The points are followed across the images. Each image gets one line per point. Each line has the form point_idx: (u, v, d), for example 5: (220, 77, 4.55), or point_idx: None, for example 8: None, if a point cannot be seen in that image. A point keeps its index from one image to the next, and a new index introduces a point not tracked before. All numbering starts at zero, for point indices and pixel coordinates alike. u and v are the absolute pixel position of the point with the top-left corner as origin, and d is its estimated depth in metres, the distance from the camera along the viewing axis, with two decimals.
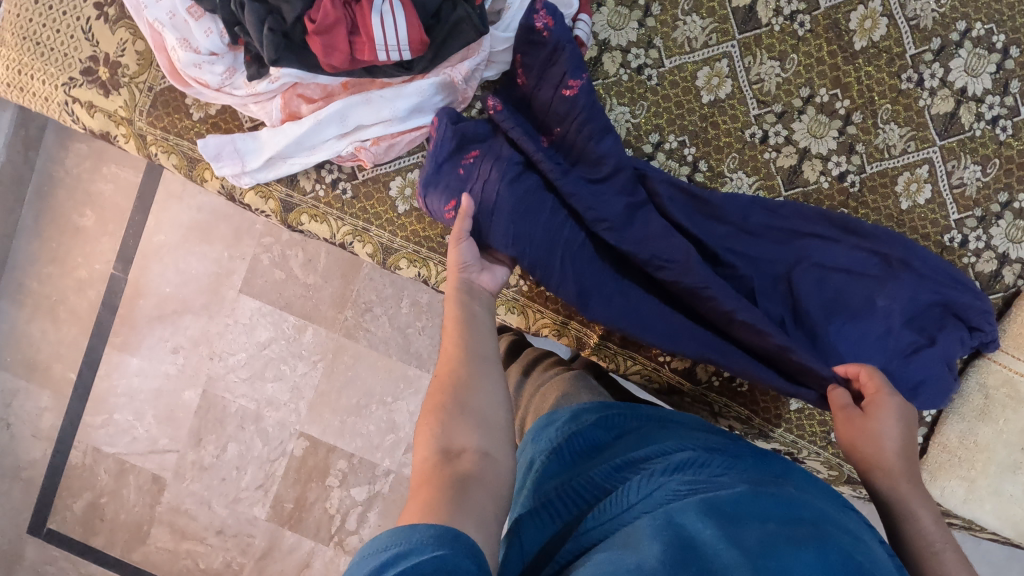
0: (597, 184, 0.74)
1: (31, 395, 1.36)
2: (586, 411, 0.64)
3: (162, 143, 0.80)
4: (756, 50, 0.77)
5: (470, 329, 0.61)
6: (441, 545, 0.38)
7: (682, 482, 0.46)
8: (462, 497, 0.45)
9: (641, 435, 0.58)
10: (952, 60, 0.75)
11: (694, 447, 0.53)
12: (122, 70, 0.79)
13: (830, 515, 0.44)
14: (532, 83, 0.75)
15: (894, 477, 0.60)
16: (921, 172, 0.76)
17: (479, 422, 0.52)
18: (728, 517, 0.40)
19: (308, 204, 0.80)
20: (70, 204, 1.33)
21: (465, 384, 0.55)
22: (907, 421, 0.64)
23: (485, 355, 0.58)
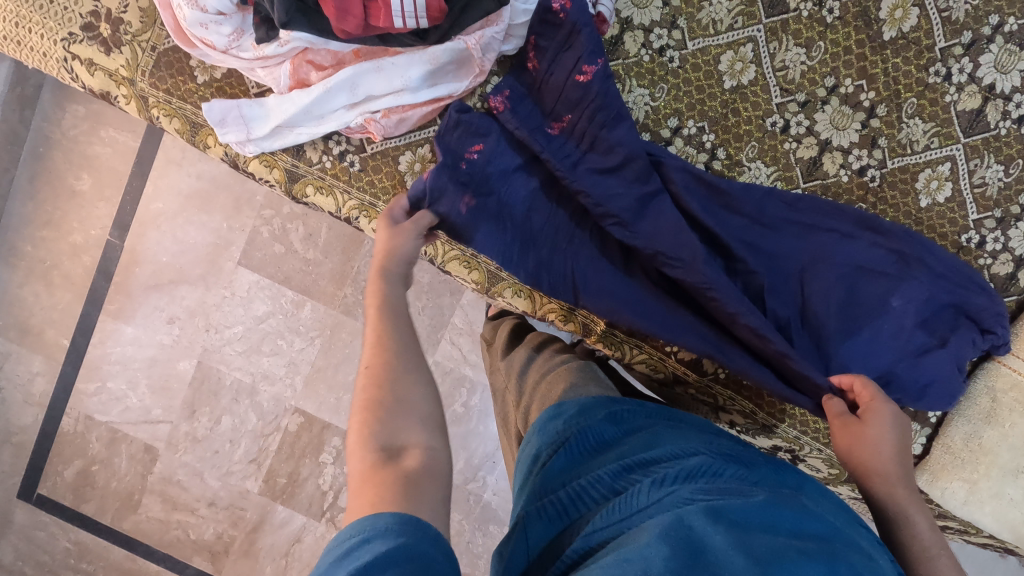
0: (607, 175, 0.71)
1: (23, 359, 1.34)
2: (595, 403, 0.63)
3: (165, 106, 0.77)
4: (783, 35, 0.75)
5: (396, 316, 0.58)
6: (406, 533, 0.38)
7: (691, 487, 0.45)
8: (413, 491, 0.43)
9: (652, 433, 0.57)
10: (982, 55, 0.73)
11: (707, 451, 0.51)
12: (124, 27, 0.76)
13: (842, 530, 0.43)
14: (544, 68, 0.73)
15: (891, 482, 0.59)
16: (943, 169, 0.75)
17: (412, 414, 0.50)
18: (738, 525, 0.39)
19: (314, 175, 0.77)
20: (66, 166, 1.30)
21: (394, 375, 0.52)
22: (900, 433, 0.63)
23: (411, 342, 0.56)
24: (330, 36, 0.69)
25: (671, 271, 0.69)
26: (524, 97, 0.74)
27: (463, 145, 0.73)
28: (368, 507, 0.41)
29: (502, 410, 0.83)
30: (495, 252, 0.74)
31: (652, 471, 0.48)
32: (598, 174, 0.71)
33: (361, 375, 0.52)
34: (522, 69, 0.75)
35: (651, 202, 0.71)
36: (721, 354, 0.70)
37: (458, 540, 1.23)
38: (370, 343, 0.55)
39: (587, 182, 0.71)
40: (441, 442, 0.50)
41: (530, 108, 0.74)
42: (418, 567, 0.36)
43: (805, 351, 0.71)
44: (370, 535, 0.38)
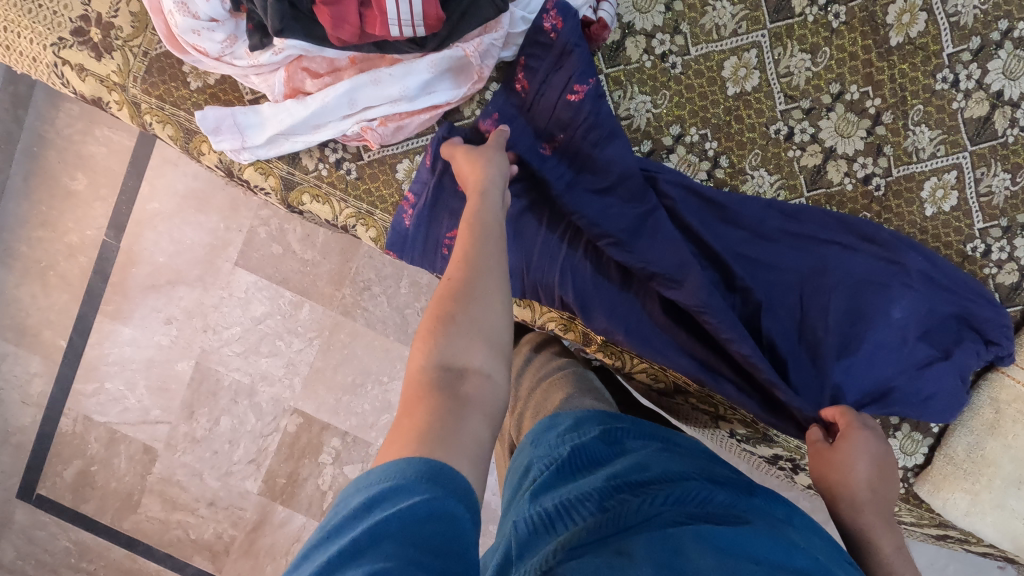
0: (601, 196, 0.71)
1: (20, 360, 1.33)
2: (589, 419, 0.62)
3: (157, 112, 0.76)
4: (787, 41, 0.73)
5: (484, 237, 0.56)
6: (427, 488, 0.38)
7: (678, 512, 0.46)
8: (455, 417, 0.43)
9: (645, 454, 0.56)
10: (991, 61, 0.72)
11: (699, 479, 0.51)
12: (115, 32, 0.74)
13: (825, 566, 0.42)
14: (534, 88, 0.72)
15: (858, 507, 0.61)
16: (949, 178, 0.74)
17: (482, 338, 0.49)
18: (724, 553, 0.40)
19: (310, 183, 0.76)
20: (61, 166, 1.28)
21: (471, 297, 0.51)
22: (878, 462, 0.63)
23: (495, 265, 0.54)
24: (326, 44, 0.68)
25: (667, 291, 0.68)
26: (514, 116, 0.73)
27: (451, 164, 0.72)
28: (416, 421, 0.43)
29: None
30: None
31: (642, 494, 0.49)
32: (598, 195, 0.71)
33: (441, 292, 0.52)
34: (508, 90, 0.73)
35: (645, 221, 0.70)
36: (714, 381, 0.70)
37: None
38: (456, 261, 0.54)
39: (582, 206, 0.70)
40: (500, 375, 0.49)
41: (521, 126, 0.73)
42: (434, 530, 0.37)
43: (802, 375, 0.70)
44: (396, 486, 0.38)
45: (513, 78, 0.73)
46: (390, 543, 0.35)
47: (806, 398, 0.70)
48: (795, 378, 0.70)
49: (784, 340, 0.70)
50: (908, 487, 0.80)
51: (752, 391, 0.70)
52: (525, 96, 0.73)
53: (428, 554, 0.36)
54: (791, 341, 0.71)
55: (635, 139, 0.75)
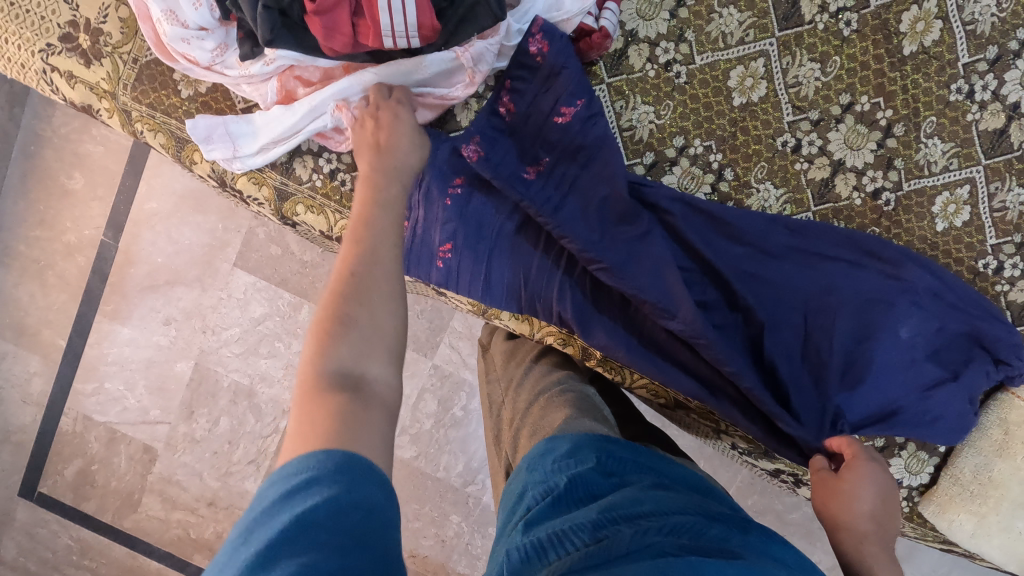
0: (592, 216, 0.68)
1: (19, 359, 1.33)
2: (588, 443, 0.61)
3: (148, 120, 0.74)
4: (796, 50, 0.71)
5: (379, 224, 0.56)
6: (329, 482, 0.38)
7: (669, 541, 0.45)
8: (354, 421, 0.43)
9: (641, 487, 0.55)
10: (1008, 71, 0.69)
11: (694, 512, 0.51)
12: (104, 38, 0.72)
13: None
14: (520, 112, 0.70)
15: (863, 539, 0.60)
16: (961, 193, 0.71)
17: (374, 339, 0.48)
18: None
19: (304, 194, 0.74)
20: (58, 165, 1.27)
21: (360, 293, 0.50)
22: (882, 492, 0.63)
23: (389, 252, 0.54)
24: (319, 53, 0.66)
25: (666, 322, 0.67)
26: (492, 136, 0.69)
27: (442, 183, 0.71)
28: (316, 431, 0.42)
29: (496, 429, 0.81)
30: (485, 282, 0.74)
31: (635, 523, 0.48)
32: (585, 218, 0.68)
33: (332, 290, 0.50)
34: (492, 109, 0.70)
35: (639, 243, 0.68)
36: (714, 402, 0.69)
37: (457, 542, 1.22)
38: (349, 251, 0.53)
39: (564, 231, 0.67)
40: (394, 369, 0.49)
41: (506, 147, 0.69)
42: (355, 517, 0.38)
43: (804, 398, 0.68)
44: (308, 480, 0.38)
45: (497, 100, 0.71)
46: (322, 531, 0.36)
47: (807, 426, 0.68)
48: (797, 401, 0.68)
49: (788, 362, 0.69)
50: (912, 506, 0.78)
51: (753, 413, 0.69)
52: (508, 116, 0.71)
53: (354, 541, 0.37)
54: (794, 363, 0.69)
55: (636, 151, 0.73)
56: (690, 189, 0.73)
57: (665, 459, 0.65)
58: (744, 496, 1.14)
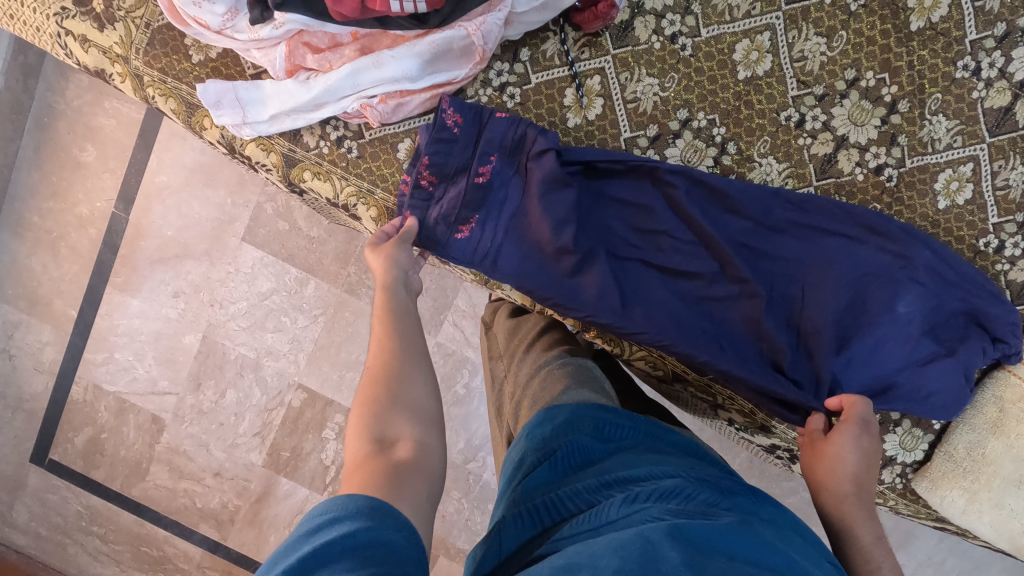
0: (539, 255, 0.71)
1: (32, 329, 1.36)
2: (585, 414, 0.62)
3: (159, 85, 0.75)
4: (803, 24, 0.71)
5: (400, 325, 0.61)
6: (374, 517, 0.40)
7: (656, 504, 0.46)
8: (392, 475, 0.46)
9: (636, 453, 0.57)
10: (1015, 49, 0.69)
11: (685, 475, 0.52)
12: (118, 2, 0.73)
13: (800, 564, 0.43)
14: (442, 180, 0.71)
15: (840, 499, 0.63)
16: (965, 170, 0.72)
17: (408, 410, 0.53)
18: (696, 548, 0.40)
19: (311, 160, 0.75)
20: (70, 137, 1.29)
21: (395, 373, 0.56)
22: (868, 453, 0.64)
23: (417, 352, 0.59)
24: (327, 19, 0.67)
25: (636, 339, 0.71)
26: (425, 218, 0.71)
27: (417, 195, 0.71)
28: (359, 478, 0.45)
29: (496, 401, 0.82)
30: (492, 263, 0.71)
31: (626, 489, 0.49)
32: (524, 267, 0.71)
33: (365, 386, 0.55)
34: (413, 183, 0.71)
35: (583, 277, 0.70)
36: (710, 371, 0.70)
37: (457, 518, 1.24)
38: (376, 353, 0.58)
39: (525, 244, 0.71)
40: (433, 438, 0.52)
41: (432, 217, 0.71)
42: (371, 554, 0.37)
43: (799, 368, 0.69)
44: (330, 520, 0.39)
45: (417, 174, 0.71)
46: (333, 564, 0.36)
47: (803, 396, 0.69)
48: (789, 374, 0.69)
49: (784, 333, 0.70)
50: (905, 482, 0.79)
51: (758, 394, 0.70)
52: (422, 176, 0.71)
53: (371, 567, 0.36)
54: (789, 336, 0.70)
55: (640, 123, 0.73)
56: (693, 162, 0.73)
57: (664, 427, 0.66)
58: (742, 478, 1.15)
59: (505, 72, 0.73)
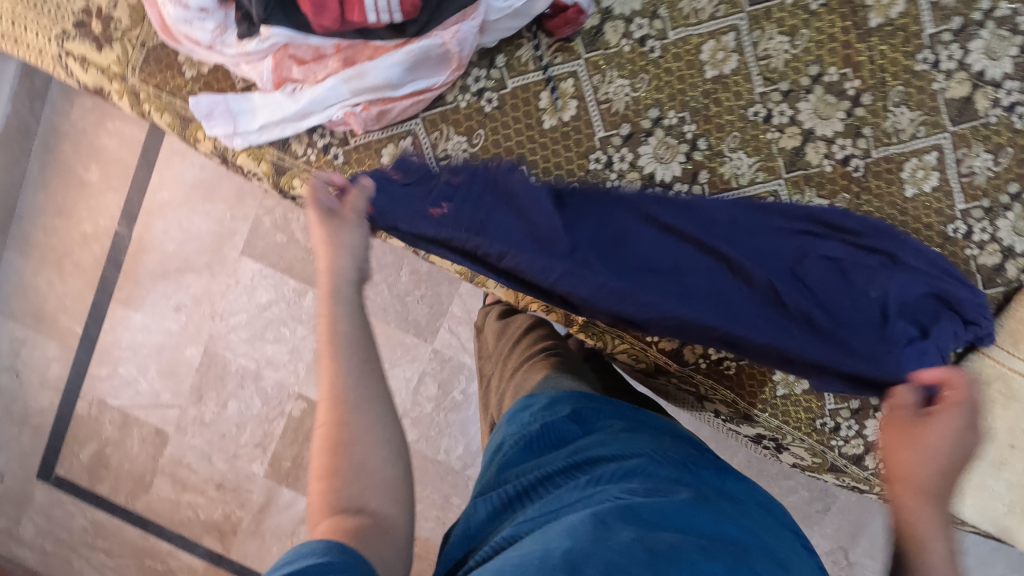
0: (527, 238, 0.76)
1: (38, 345, 1.39)
2: (562, 399, 0.64)
3: (155, 101, 0.79)
4: (766, 23, 0.74)
5: (349, 351, 0.52)
6: (330, 550, 0.40)
7: (615, 485, 0.48)
8: (363, 541, 0.43)
9: (609, 433, 0.58)
10: (972, 41, 0.72)
11: (651, 454, 0.53)
12: (114, 24, 0.77)
13: (754, 537, 0.45)
14: (412, 173, 0.77)
15: (917, 494, 0.53)
16: (930, 159, 0.74)
17: (368, 462, 0.47)
18: (646, 524, 0.42)
19: (299, 168, 0.79)
20: (75, 157, 1.34)
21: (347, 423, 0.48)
22: (964, 452, 0.55)
23: (373, 371, 0.52)
24: (309, 31, 0.71)
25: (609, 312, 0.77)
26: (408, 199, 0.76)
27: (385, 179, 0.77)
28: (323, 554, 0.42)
29: (485, 397, 0.85)
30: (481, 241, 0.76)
31: (591, 473, 0.50)
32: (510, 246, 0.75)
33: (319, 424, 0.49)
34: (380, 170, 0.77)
35: (564, 257, 0.75)
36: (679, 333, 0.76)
37: None
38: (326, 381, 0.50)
39: (511, 228, 0.76)
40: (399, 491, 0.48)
41: (399, 199, 0.76)
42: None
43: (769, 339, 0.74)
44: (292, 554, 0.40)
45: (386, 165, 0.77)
46: None
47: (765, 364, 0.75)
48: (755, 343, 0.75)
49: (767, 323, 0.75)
50: None
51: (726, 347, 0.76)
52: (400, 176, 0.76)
53: None
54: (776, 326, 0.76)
55: (613, 123, 0.76)
56: (665, 158, 0.76)
57: (642, 410, 0.68)
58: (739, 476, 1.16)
59: (482, 78, 0.76)
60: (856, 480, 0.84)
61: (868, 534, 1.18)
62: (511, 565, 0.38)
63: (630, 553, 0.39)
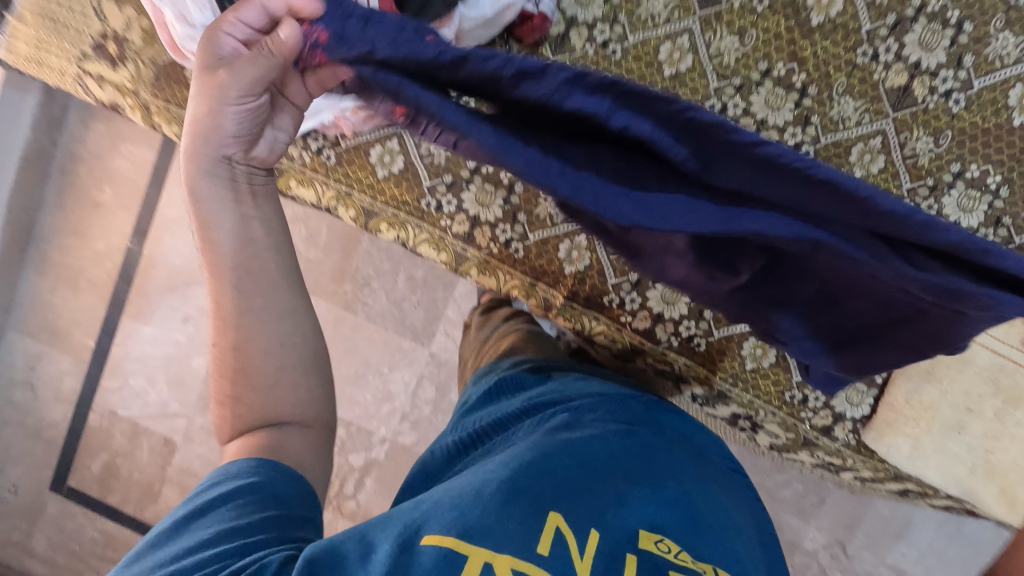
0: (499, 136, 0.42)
1: (52, 359, 1.46)
2: (523, 363, 0.70)
3: (164, 113, 0.87)
4: (717, 25, 0.81)
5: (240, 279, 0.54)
6: (258, 472, 0.46)
7: (551, 428, 0.53)
8: (277, 447, 0.50)
9: (561, 381, 0.64)
10: (907, 35, 0.78)
11: (595, 396, 0.60)
12: (128, 45, 0.85)
13: (680, 466, 0.53)
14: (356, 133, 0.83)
15: None
16: (875, 143, 0.80)
17: (269, 381, 0.53)
18: (588, 457, 0.49)
19: (295, 169, 0.86)
20: (89, 179, 1.42)
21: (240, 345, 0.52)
22: None
23: (264, 288, 0.54)
24: None
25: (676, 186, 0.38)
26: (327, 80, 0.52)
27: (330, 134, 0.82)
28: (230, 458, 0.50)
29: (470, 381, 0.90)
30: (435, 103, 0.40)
31: (531, 419, 0.56)
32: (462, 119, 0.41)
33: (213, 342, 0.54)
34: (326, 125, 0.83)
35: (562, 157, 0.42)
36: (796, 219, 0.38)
37: None
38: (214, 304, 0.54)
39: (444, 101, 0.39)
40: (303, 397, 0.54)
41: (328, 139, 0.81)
42: (255, 498, 0.44)
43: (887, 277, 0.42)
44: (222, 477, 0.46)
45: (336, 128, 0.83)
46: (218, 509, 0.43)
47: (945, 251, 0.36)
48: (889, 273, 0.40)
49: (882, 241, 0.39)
50: (858, 438, 0.85)
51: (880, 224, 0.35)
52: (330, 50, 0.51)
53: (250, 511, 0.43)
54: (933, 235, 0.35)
55: None
56: None
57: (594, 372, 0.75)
58: None
59: None
60: (829, 454, 0.87)
61: (864, 528, 1.17)
62: (466, 492, 0.43)
63: (561, 487, 0.45)
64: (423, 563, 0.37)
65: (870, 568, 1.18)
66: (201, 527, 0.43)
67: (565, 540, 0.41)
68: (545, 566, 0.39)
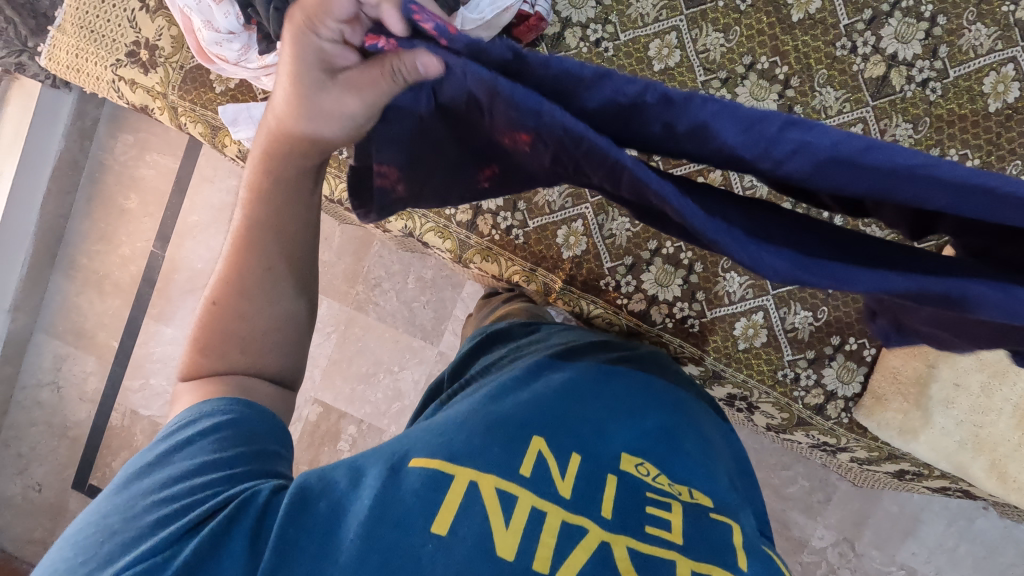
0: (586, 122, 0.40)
1: (78, 360, 1.52)
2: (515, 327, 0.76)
3: (190, 113, 0.94)
4: (702, 23, 0.86)
5: (258, 246, 0.56)
6: (236, 410, 0.49)
7: (531, 373, 0.58)
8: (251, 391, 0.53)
9: (550, 335, 0.71)
10: (883, 28, 0.83)
11: (583, 344, 0.67)
12: (159, 52, 0.93)
13: (664, 397, 0.60)
14: None
15: None
16: (856, 130, 0.84)
17: (265, 340, 0.56)
18: (576, 395, 0.55)
19: None
20: (117, 187, 1.50)
21: (246, 296, 0.56)
22: None
23: (279, 266, 0.57)
24: None
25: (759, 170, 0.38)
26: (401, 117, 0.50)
27: None
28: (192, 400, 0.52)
29: None
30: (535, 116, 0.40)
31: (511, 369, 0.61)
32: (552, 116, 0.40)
33: (208, 296, 0.56)
34: None
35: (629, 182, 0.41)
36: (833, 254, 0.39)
37: None
38: (222, 269, 0.57)
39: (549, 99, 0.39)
40: (285, 357, 0.57)
41: None
42: (236, 432, 0.47)
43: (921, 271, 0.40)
44: (199, 410, 0.49)
45: None
46: (193, 445, 0.46)
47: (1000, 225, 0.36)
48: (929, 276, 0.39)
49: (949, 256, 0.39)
50: (850, 416, 0.87)
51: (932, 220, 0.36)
52: (441, 50, 0.39)
53: (230, 447, 0.46)
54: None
55: None
56: None
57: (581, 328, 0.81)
58: None
59: None
60: (823, 433, 0.89)
61: (872, 525, 1.16)
62: (463, 422, 0.49)
63: (542, 419, 0.50)
64: (412, 482, 0.42)
65: (881, 567, 1.16)
66: (182, 458, 0.46)
67: (546, 462, 0.46)
68: (528, 483, 0.44)
